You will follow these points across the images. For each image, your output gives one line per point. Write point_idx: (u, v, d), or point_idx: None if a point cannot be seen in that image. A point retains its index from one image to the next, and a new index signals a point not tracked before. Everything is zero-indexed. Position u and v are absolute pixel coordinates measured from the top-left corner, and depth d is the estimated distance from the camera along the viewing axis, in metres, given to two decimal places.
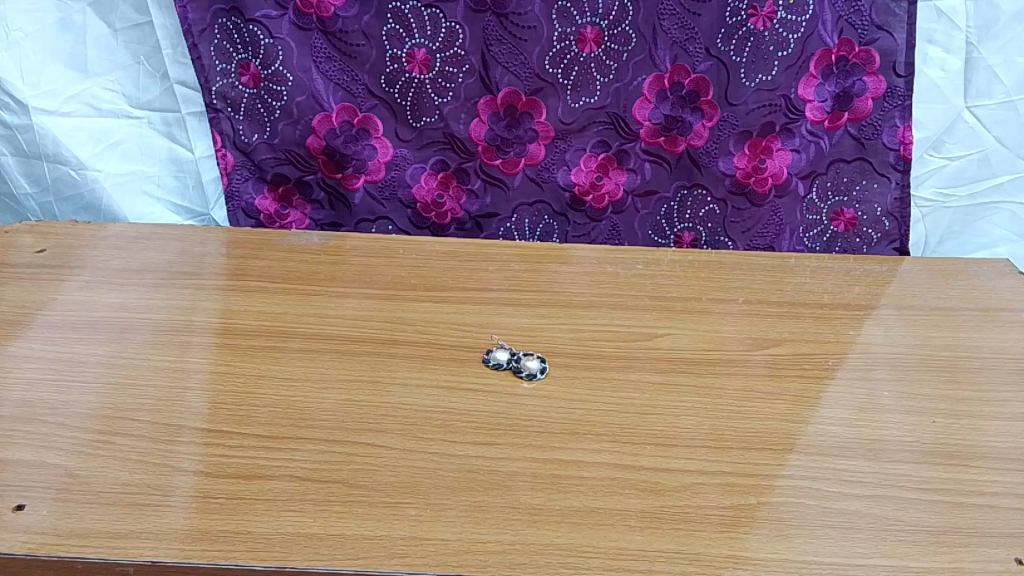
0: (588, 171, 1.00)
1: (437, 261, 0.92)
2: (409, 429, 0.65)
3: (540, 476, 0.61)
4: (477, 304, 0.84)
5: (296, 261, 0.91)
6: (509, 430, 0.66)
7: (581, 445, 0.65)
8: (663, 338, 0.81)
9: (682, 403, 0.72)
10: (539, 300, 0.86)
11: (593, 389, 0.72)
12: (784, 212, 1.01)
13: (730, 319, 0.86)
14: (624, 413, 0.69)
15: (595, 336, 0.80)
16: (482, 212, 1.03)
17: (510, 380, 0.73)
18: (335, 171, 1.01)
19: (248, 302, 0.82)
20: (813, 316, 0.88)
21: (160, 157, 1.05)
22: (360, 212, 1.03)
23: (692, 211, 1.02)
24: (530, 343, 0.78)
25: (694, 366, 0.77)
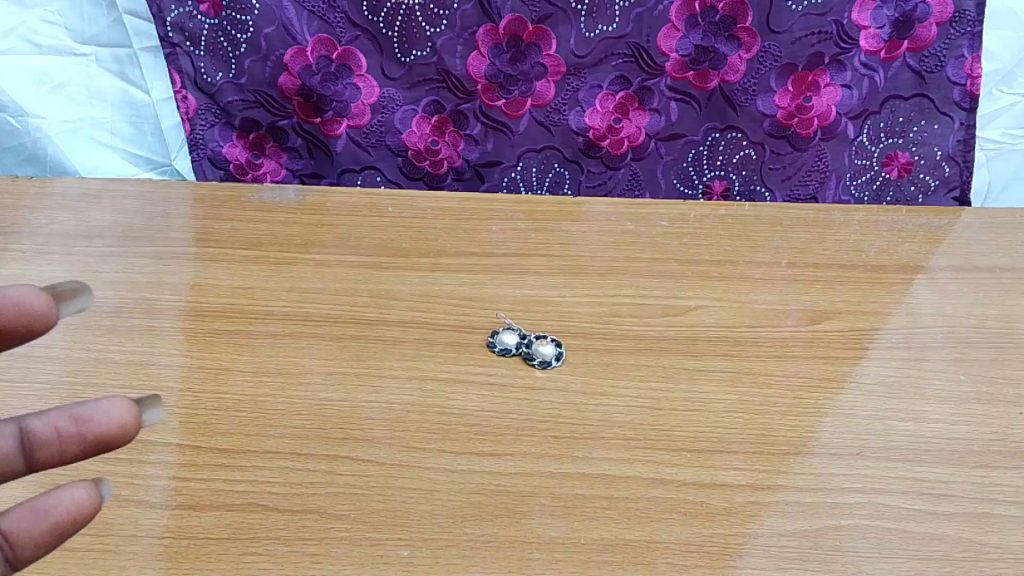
0: (606, 112, 0.87)
1: (432, 220, 0.79)
2: (401, 439, 0.53)
3: (560, 498, 0.50)
4: (479, 273, 0.72)
5: (268, 224, 0.78)
6: (522, 437, 0.55)
7: (608, 454, 0.54)
8: (698, 313, 0.69)
9: (724, 396, 0.60)
10: (551, 267, 0.74)
11: (619, 379, 0.61)
12: (830, 157, 0.88)
13: (774, 287, 0.74)
14: (657, 411, 0.58)
15: (620, 311, 0.69)
16: (482, 159, 0.90)
17: (518, 370, 0.61)
18: (313, 115, 0.87)
19: (213, 275, 0.70)
20: (868, 281, 0.76)
21: (112, 100, 0.91)
22: (343, 161, 0.90)
23: (725, 156, 0.89)
24: (542, 322, 0.66)
25: (737, 348, 0.65)
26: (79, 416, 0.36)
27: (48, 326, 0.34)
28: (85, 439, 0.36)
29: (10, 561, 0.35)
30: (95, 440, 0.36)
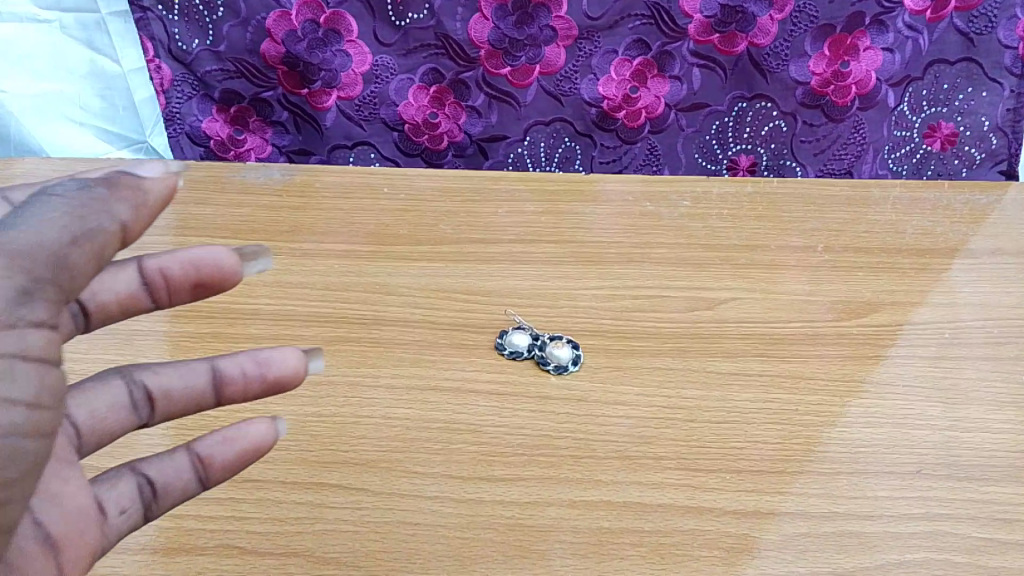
0: (621, 80, 0.79)
1: (431, 203, 0.72)
2: (399, 463, 0.47)
3: (582, 533, 0.44)
4: (484, 263, 0.65)
5: (251, 207, 0.71)
6: (537, 458, 0.48)
7: (635, 478, 0.47)
8: (729, 306, 0.62)
9: (764, 404, 0.53)
10: (564, 255, 0.66)
11: (645, 386, 0.54)
12: (868, 128, 0.81)
13: (812, 276, 0.67)
14: (689, 425, 0.51)
15: (642, 306, 0.61)
16: (486, 133, 0.82)
17: (530, 377, 0.54)
18: (300, 86, 0.79)
19: None
20: (914, 267, 0.69)
21: (79, 72, 0.83)
22: (334, 136, 0.83)
23: (752, 129, 0.81)
24: (558, 320, 0.60)
25: (775, 348, 0.59)
26: (261, 356, 0.38)
27: (235, 281, 0.36)
28: (266, 380, 0.38)
29: (202, 484, 0.38)
30: (275, 381, 0.38)
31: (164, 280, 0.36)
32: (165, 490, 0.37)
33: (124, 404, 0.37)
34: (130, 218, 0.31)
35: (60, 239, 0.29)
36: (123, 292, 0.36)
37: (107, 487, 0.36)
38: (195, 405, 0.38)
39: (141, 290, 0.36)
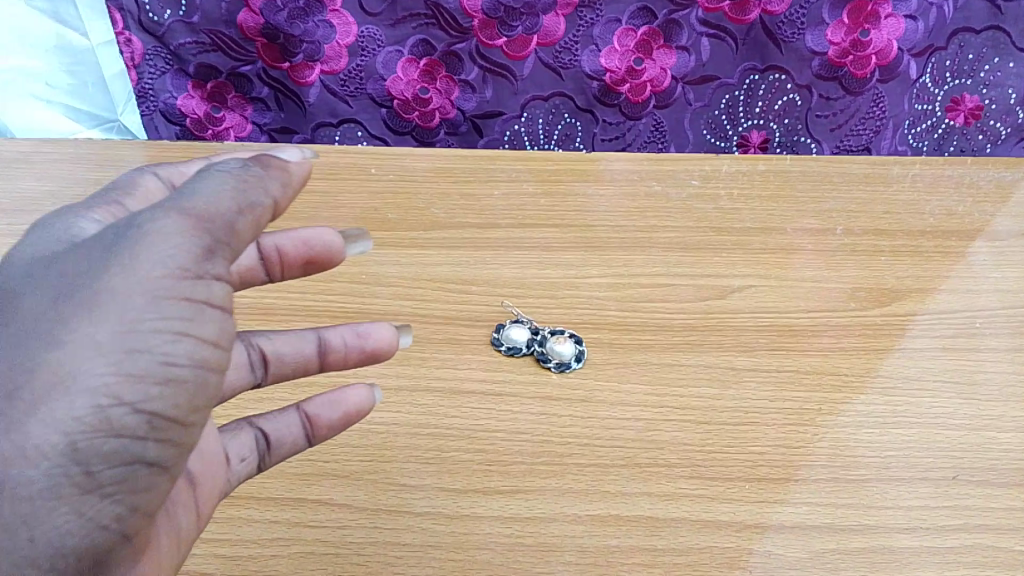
0: (625, 52, 0.74)
1: (421, 184, 0.67)
2: (385, 476, 0.43)
3: (588, 552, 0.40)
4: (479, 250, 0.60)
5: None
6: (538, 467, 0.44)
7: (646, 488, 0.43)
8: (744, 295, 0.58)
9: (786, 404, 0.49)
10: (565, 240, 0.62)
11: (655, 385, 0.50)
12: (888, 102, 0.76)
13: (831, 261, 0.62)
14: (704, 427, 0.47)
15: (650, 296, 0.57)
16: (481, 110, 0.77)
17: (528, 375, 0.50)
18: (281, 60, 0.74)
19: None
20: (940, 249, 0.64)
21: (46, 46, 0.78)
22: (318, 114, 0.78)
23: (765, 102, 0.76)
24: (559, 313, 0.55)
25: (794, 340, 0.54)
26: (360, 329, 0.41)
27: (340, 259, 0.38)
28: (365, 351, 0.41)
29: (309, 441, 0.41)
30: (372, 352, 0.41)
31: (280, 257, 0.38)
32: (278, 445, 0.40)
33: (243, 365, 0.41)
34: (280, 195, 0.29)
35: (229, 207, 0.27)
36: (243, 267, 0.39)
37: (231, 436, 0.39)
38: (300, 371, 0.42)
39: (259, 265, 0.39)
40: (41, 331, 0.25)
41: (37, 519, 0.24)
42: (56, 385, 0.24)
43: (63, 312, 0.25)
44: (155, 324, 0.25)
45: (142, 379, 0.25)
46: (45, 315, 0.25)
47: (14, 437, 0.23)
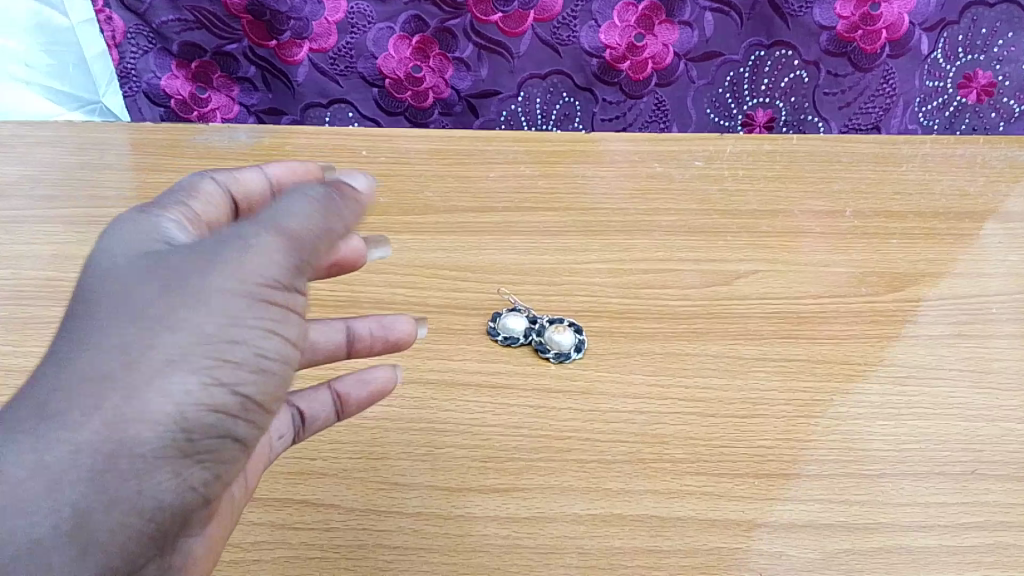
0: (625, 27, 0.71)
1: (414, 166, 0.65)
2: (376, 474, 0.41)
3: (589, 555, 0.38)
4: (473, 235, 0.58)
5: None
6: (537, 463, 0.42)
7: (650, 485, 0.41)
8: (750, 280, 0.55)
9: (796, 395, 0.47)
10: (564, 224, 0.59)
11: (659, 375, 0.47)
12: (898, 79, 0.74)
13: (841, 244, 0.59)
14: (711, 420, 0.45)
15: (653, 282, 0.54)
16: (476, 89, 0.75)
17: (526, 366, 0.48)
18: (268, 38, 0.71)
19: None
20: (953, 232, 0.62)
21: (24, 25, 0.75)
22: (308, 94, 0.75)
23: (771, 79, 0.74)
24: (557, 300, 0.53)
25: (803, 328, 0.52)
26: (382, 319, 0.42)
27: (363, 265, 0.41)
28: (387, 342, 0.42)
29: (338, 415, 0.41)
30: (393, 344, 0.42)
31: None
32: (311, 421, 0.40)
33: None
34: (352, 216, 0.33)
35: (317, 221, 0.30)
36: None
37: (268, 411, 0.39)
38: (327, 359, 0.41)
39: None
40: (151, 309, 0.26)
41: (146, 488, 0.25)
42: (176, 362, 0.25)
43: (173, 296, 0.26)
44: (259, 316, 0.27)
45: (248, 365, 0.27)
46: (150, 300, 0.26)
47: (137, 408, 0.25)
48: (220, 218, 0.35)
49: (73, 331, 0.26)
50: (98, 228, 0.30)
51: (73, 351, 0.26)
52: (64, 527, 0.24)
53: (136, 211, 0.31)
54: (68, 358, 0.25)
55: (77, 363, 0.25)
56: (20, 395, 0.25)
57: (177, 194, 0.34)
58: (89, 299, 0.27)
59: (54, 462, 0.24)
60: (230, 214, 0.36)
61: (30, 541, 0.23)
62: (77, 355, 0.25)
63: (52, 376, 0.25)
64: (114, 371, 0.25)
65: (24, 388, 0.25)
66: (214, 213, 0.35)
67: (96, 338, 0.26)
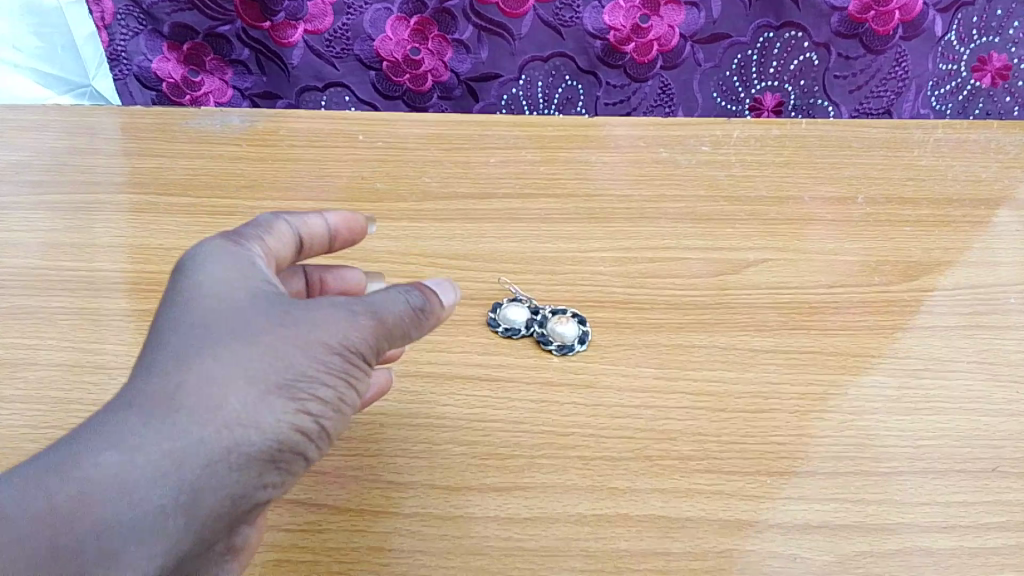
0: (630, 8, 0.69)
1: (412, 151, 0.63)
2: (371, 472, 0.39)
3: (594, 559, 0.36)
4: (474, 223, 0.56)
5: (206, 159, 0.62)
6: (540, 461, 0.40)
7: (657, 484, 0.39)
8: (759, 269, 0.53)
9: (808, 389, 0.45)
10: (566, 211, 0.57)
11: (666, 367, 0.46)
12: (911, 62, 0.72)
13: (852, 232, 0.58)
14: (720, 416, 0.43)
15: (659, 271, 0.53)
16: (475, 72, 0.73)
17: (528, 358, 0.46)
18: (262, 19, 0.69)
19: (133, 234, 0.56)
20: (968, 219, 0.60)
21: (10, 6, 0.73)
22: (303, 77, 0.73)
23: (780, 62, 0.72)
24: (560, 290, 0.51)
25: (814, 319, 0.50)
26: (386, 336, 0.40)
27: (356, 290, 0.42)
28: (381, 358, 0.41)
29: None
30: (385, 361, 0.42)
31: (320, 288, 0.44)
32: None
33: None
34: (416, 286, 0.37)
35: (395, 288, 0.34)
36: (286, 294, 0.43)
37: None
38: None
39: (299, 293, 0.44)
40: (263, 338, 0.30)
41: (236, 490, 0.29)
42: (280, 389, 0.29)
43: (279, 330, 0.30)
44: (348, 366, 0.31)
45: (331, 406, 0.31)
46: (262, 328, 0.30)
47: (244, 421, 0.28)
48: (285, 259, 0.37)
49: (189, 336, 0.30)
50: (203, 243, 0.33)
51: (190, 355, 0.29)
52: (171, 508, 0.27)
53: (230, 237, 0.34)
54: (187, 361, 0.29)
55: (196, 369, 0.29)
56: (140, 381, 0.29)
57: (256, 227, 0.36)
58: (203, 310, 0.31)
59: (174, 449, 0.27)
60: (293, 254, 0.38)
61: (141, 511, 0.27)
62: (195, 361, 0.29)
63: (173, 373, 0.29)
64: (228, 383, 0.29)
65: (145, 377, 0.29)
66: (282, 252, 0.37)
67: (212, 350, 0.29)
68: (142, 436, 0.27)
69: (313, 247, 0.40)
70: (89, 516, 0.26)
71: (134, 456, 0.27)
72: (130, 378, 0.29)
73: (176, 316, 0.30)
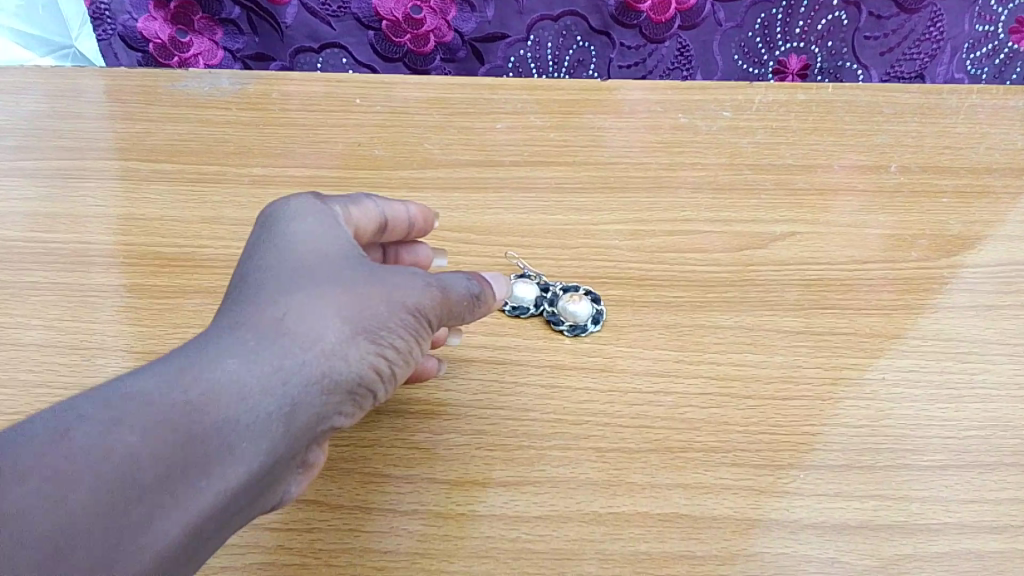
0: None
1: (413, 115, 0.59)
2: (365, 464, 0.36)
3: (613, 561, 0.33)
4: (479, 193, 0.52)
5: (193, 123, 0.58)
6: (552, 454, 0.36)
7: (681, 478, 0.36)
8: (788, 244, 0.49)
9: (843, 374, 0.41)
10: (578, 180, 0.53)
11: (687, 350, 0.42)
12: (946, 22, 0.67)
13: (885, 204, 0.54)
14: (747, 403, 0.39)
15: (678, 245, 0.49)
16: (481, 33, 0.68)
17: (538, 340, 0.42)
18: None
19: (113, 204, 0.52)
20: (1010, 189, 0.56)
21: None
22: (297, 37, 0.69)
23: (806, 22, 0.67)
24: (574, 266, 0.47)
25: (847, 297, 0.46)
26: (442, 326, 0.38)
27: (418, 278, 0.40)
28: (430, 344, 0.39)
29: None
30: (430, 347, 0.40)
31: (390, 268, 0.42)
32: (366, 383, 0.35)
33: None
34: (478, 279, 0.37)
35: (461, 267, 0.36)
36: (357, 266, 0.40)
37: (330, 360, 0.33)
38: None
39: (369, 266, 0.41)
40: (359, 281, 0.31)
41: (323, 417, 0.29)
42: (369, 332, 0.30)
43: (369, 278, 0.31)
44: (423, 325, 0.32)
45: (404, 356, 0.32)
46: (357, 272, 0.31)
47: (337, 353, 0.29)
48: (364, 234, 0.37)
49: (288, 271, 0.31)
50: (296, 198, 0.34)
51: (290, 289, 0.30)
52: (275, 421, 0.28)
53: (318, 197, 0.35)
54: (287, 295, 0.30)
55: (297, 301, 0.30)
56: (246, 307, 0.30)
57: (345, 195, 0.36)
58: (300, 250, 0.32)
59: (282, 368, 0.28)
60: (374, 233, 0.37)
61: (252, 418, 0.27)
62: (297, 295, 0.30)
63: (277, 303, 0.30)
64: (326, 318, 0.30)
65: (249, 304, 0.30)
66: (364, 227, 0.36)
67: (312, 287, 0.30)
68: (254, 354, 0.28)
69: (394, 232, 0.39)
70: (212, 414, 0.27)
71: (248, 369, 0.28)
72: (231, 307, 0.30)
73: (273, 254, 0.31)
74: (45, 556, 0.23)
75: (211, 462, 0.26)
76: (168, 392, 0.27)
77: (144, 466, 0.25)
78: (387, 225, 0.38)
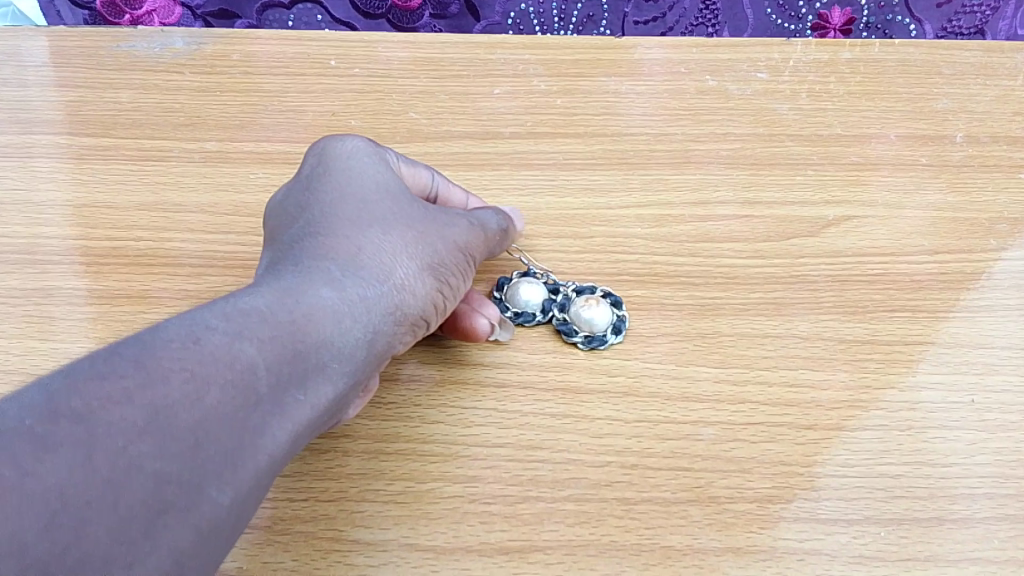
0: None
1: (396, 79, 0.50)
2: (327, 525, 0.29)
3: None
4: (473, 172, 0.44)
5: (137, 90, 0.49)
6: (565, 508, 0.29)
7: (726, 542, 0.29)
8: (843, 232, 0.41)
9: (925, 399, 0.33)
10: (591, 154, 0.45)
11: (731, 367, 0.34)
12: None
13: (954, 180, 0.45)
14: (809, 437, 0.32)
15: (710, 234, 0.41)
16: None
17: (546, 355, 0.34)
18: None
19: (32, 186, 0.43)
20: None
21: None
22: None
23: None
24: (588, 259, 0.40)
25: (919, 298, 0.38)
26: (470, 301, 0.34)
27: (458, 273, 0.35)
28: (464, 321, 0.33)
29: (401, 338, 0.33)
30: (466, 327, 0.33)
31: None
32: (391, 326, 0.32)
33: None
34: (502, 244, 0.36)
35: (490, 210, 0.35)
36: None
37: None
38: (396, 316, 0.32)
39: None
40: (423, 218, 0.31)
41: (392, 348, 0.29)
42: (432, 268, 0.30)
43: (426, 217, 0.31)
44: (469, 263, 0.32)
45: (458, 295, 0.32)
46: (416, 209, 0.31)
47: (412, 288, 0.29)
48: None
49: (353, 204, 0.30)
50: (347, 137, 0.33)
51: (358, 224, 0.30)
52: (361, 348, 0.27)
53: (369, 140, 0.33)
54: (359, 228, 0.29)
55: (371, 234, 0.29)
56: (318, 238, 0.29)
57: (401, 154, 0.34)
58: (361, 183, 0.31)
59: (369, 297, 0.28)
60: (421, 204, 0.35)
61: (346, 341, 0.27)
62: (367, 229, 0.29)
63: (352, 237, 0.29)
64: (396, 252, 0.29)
65: (323, 236, 0.29)
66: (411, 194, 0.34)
67: (380, 221, 0.30)
68: (342, 281, 0.28)
69: None
70: (313, 333, 0.26)
71: (341, 294, 0.27)
72: (298, 241, 0.29)
73: (337, 189, 0.31)
74: (186, 452, 0.22)
75: (311, 379, 0.26)
76: (275, 310, 0.26)
77: (261, 377, 0.24)
78: (437, 201, 0.35)
